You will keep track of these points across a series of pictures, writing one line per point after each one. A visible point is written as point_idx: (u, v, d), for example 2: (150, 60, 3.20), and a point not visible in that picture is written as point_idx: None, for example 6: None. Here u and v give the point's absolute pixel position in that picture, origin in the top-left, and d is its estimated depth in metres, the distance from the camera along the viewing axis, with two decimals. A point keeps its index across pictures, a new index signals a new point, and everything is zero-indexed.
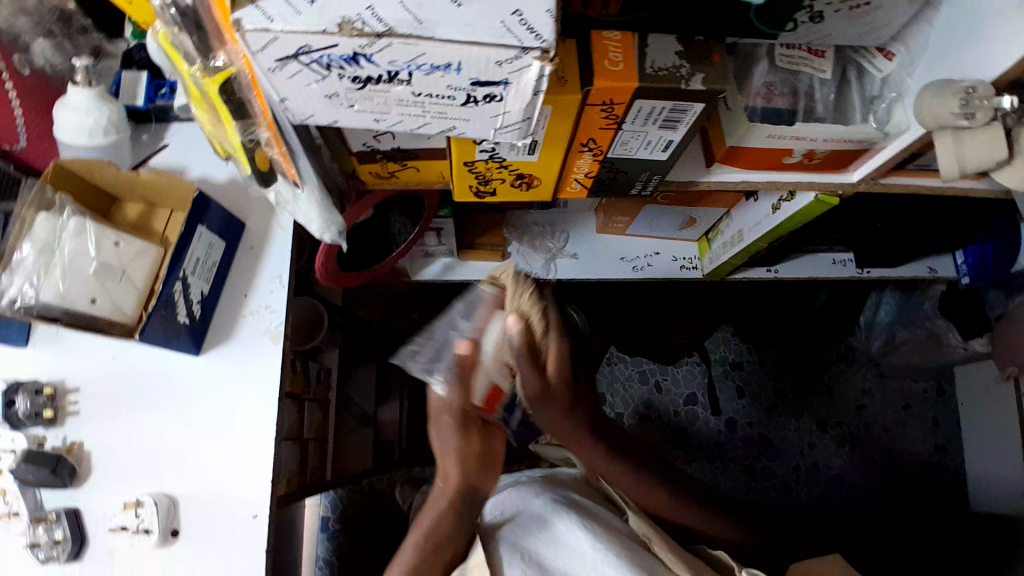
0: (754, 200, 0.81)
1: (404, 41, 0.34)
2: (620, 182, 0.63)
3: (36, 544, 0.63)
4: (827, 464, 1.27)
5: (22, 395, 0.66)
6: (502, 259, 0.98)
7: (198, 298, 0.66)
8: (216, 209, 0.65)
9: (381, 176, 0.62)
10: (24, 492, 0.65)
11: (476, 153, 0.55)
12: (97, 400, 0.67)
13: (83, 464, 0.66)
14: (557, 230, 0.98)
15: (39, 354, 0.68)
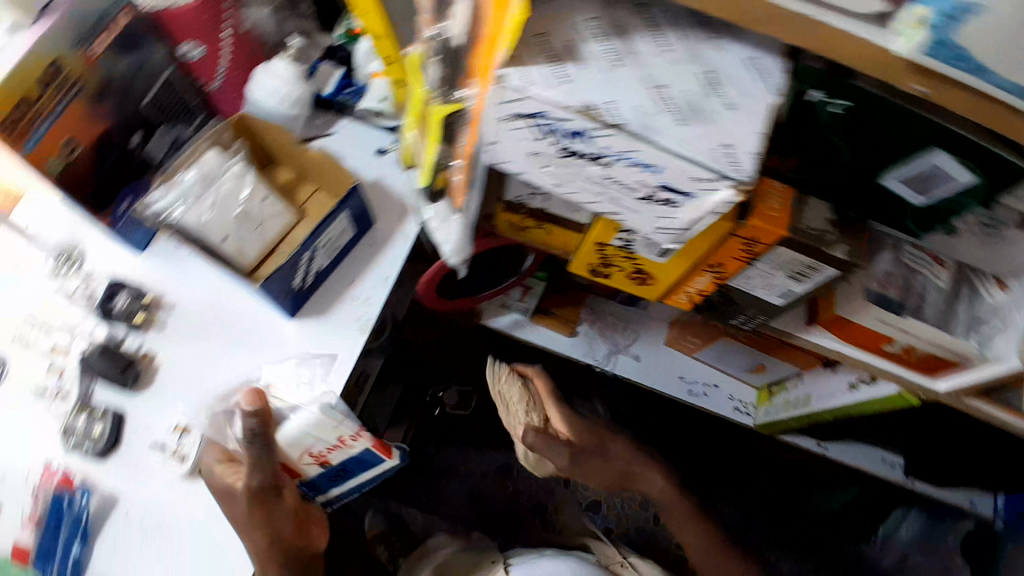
0: (832, 371, 0.84)
1: (628, 137, 0.40)
2: (725, 310, 0.67)
3: (72, 431, 0.66)
4: None
5: (125, 293, 0.70)
6: (568, 333, 0.98)
7: (314, 271, 0.71)
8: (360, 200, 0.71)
9: (513, 227, 0.67)
10: (82, 379, 0.68)
11: (613, 239, 0.59)
12: (184, 323, 0.71)
13: (146, 375, 0.69)
14: (629, 328, 0.99)
15: (151, 263, 0.73)
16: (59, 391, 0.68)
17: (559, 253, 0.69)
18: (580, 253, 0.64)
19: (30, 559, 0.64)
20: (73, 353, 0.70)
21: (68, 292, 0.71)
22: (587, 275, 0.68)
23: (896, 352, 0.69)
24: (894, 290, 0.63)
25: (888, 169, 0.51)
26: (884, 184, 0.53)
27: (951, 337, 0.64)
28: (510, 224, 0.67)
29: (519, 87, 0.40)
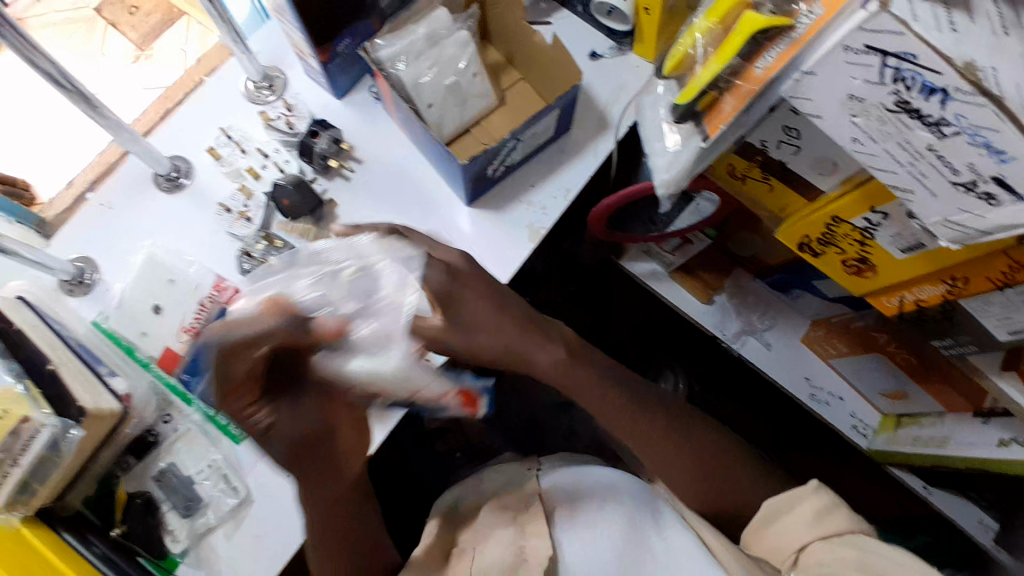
0: (981, 421, 0.72)
1: (999, 114, 0.35)
2: (939, 325, 0.62)
3: (248, 255, 0.68)
4: None
5: (325, 136, 0.70)
6: (703, 300, 0.92)
7: (507, 163, 0.68)
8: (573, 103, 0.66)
9: (733, 174, 0.63)
10: (268, 207, 0.70)
11: (857, 217, 0.53)
12: (370, 180, 0.71)
13: (326, 220, 0.70)
14: (767, 313, 0.92)
15: (348, 113, 0.73)
16: (242, 213, 0.70)
17: (769, 214, 0.64)
18: (801, 222, 0.59)
19: (177, 367, 0.66)
20: (264, 180, 0.71)
21: (269, 118, 0.72)
22: (792, 248, 0.63)
23: None
24: None
25: None
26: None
27: None
28: (730, 170, 0.63)
29: (903, 20, 0.35)
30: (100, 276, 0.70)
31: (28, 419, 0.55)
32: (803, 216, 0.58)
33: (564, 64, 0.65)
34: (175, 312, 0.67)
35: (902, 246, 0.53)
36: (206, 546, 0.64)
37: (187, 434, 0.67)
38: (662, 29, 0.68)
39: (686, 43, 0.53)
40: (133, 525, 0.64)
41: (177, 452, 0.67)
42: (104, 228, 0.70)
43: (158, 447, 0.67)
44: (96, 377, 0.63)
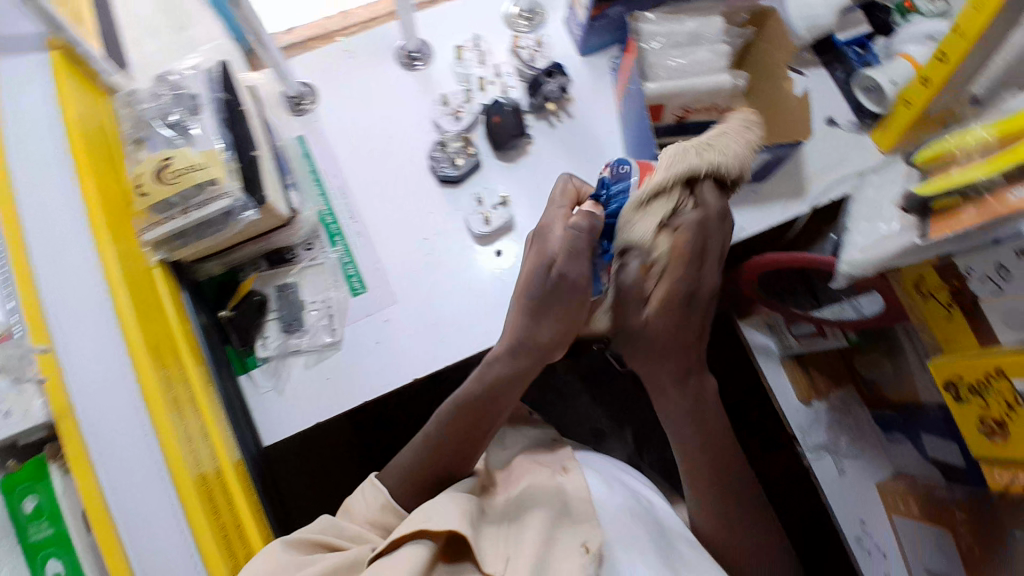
0: None
1: None
2: None
3: (442, 148, 0.74)
4: None
5: (555, 81, 0.74)
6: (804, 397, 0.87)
7: None
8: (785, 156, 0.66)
9: (914, 289, 0.63)
10: (479, 116, 0.75)
11: (1020, 382, 0.52)
12: (571, 137, 0.75)
13: (518, 151, 0.75)
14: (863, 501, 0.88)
15: (585, 74, 0.77)
16: (456, 111, 0.76)
17: (932, 343, 0.64)
18: (963, 361, 0.58)
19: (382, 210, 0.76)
20: (486, 93, 0.77)
21: (519, 42, 0.78)
22: (938, 383, 0.62)
23: None
24: None
25: None
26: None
27: None
28: (915, 283, 0.62)
29: None
30: (314, 106, 0.77)
31: (217, 184, 0.60)
32: (969, 357, 0.57)
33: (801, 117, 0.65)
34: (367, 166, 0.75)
35: (1000, 428, 0.56)
36: (285, 365, 0.69)
37: (318, 265, 0.72)
38: (912, 128, 0.66)
39: (954, 141, 0.52)
40: (240, 317, 0.69)
41: (303, 277, 0.72)
42: (336, 68, 0.78)
43: (291, 264, 0.72)
44: (281, 183, 0.67)
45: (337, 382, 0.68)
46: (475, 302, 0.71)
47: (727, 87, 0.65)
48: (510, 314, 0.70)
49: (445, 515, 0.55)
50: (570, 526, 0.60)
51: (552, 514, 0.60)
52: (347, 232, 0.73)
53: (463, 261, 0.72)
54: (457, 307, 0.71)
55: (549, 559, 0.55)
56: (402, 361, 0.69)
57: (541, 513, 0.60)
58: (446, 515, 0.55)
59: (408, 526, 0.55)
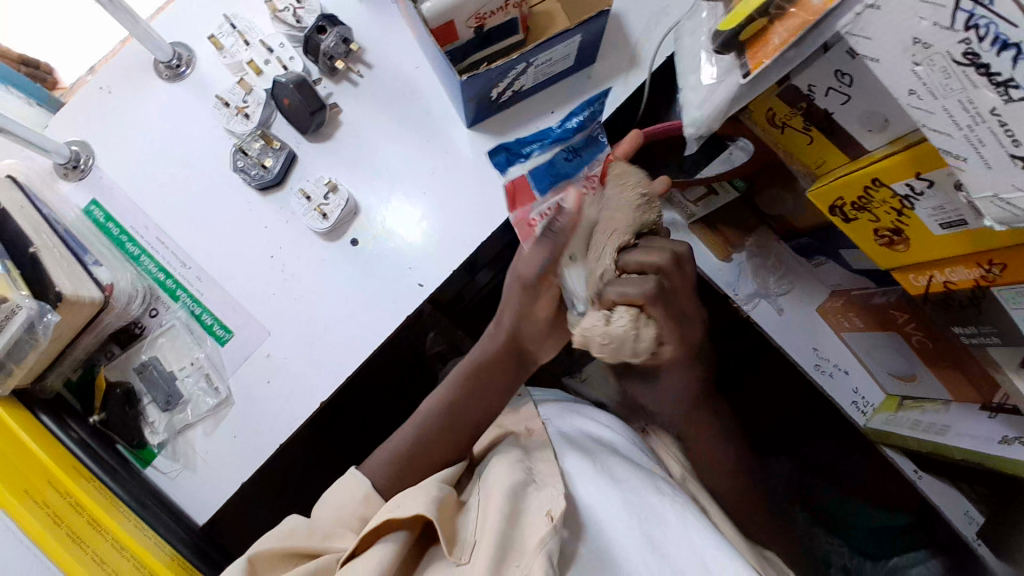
0: (989, 416, 0.73)
1: None
2: (954, 312, 0.58)
3: (245, 153, 0.65)
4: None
5: (333, 34, 0.65)
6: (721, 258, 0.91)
7: (515, 88, 0.63)
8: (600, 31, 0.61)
9: (770, 121, 0.57)
10: (268, 104, 0.66)
11: (897, 184, 0.48)
12: (378, 89, 0.66)
13: (329, 126, 0.66)
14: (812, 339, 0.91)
15: (365, 11, 0.67)
16: (241, 109, 0.66)
17: (804, 170, 0.59)
18: (838, 181, 0.53)
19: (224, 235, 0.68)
20: (265, 75, 0.67)
21: (276, 7, 0.66)
22: (824, 210, 0.57)
23: None
24: None
25: None
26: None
27: None
28: (770, 116, 0.57)
29: None
30: (95, 162, 0.68)
31: (5, 300, 0.53)
32: (841, 175, 0.53)
33: None
34: (179, 207, 0.67)
35: (894, 235, 0.53)
36: (182, 442, 0.64)
37: (170, 330, 0.66)
38: None
39: None
40: (110, 416, 0.64)
41: (159, 348, 0.66)
42: (100, 110, 0.68)
43: (141, 340, 0.66)
44: (80, 266, 0.60)
45: (243, 438, 0.63)
46: (345, 302, 0.63)
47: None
48: (388, 300, 0.63)
49: (415, 501, 0.52)
50: (536, 492, 0.53)
51: (517, 478, 0.54)
52: (186, 283, 0.66)
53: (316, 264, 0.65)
54: (331, 313, 0.63)
55: (515, 534, 0.49)
56: (301, 391, 0.63)
57: (502, 480, 0.54)
58: (415, 499, 0.52)
59: (377, 518, 0.52)
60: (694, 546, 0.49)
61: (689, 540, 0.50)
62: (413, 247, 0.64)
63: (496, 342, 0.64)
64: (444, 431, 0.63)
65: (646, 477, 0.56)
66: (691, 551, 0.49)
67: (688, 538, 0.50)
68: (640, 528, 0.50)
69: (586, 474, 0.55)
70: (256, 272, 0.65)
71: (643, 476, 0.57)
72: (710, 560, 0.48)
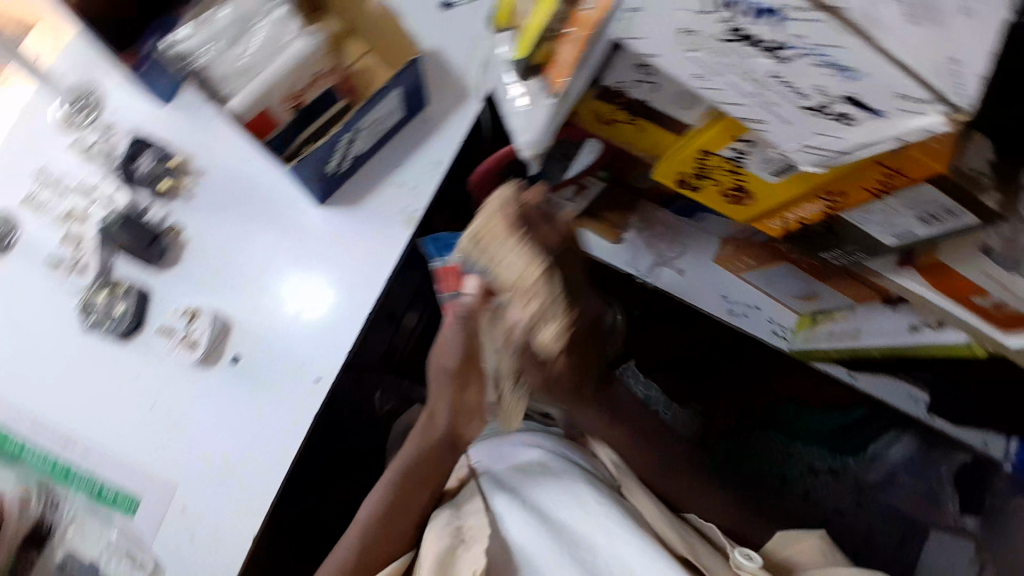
0: (891, 309, 0.79)
1: (839, 28, 0.30)
2: (818, 241, 0.60)
3: (90, 307, 0.61)
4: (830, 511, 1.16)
5: (147, 156, 0.61)
6: (614, 241, 0.93)
7: (353, 155, 0.61)
8: (417, 78, 0.60)
9: (599, 119, 0.58)
10: (101, 249, 0.62)
11: (723, 149, 0.51)
12: (213, 197, 0.63)
13: (173, 250, 0.62)
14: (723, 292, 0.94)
15: (175, 121, 0.64)
16: (76, 262, 0.62)
17: (644, 154, 0.61)
18: (674, 159, 0.56)
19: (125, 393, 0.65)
20: (89, 219, 0.63)
21: (85, 148, 0.63)
22: (672, 185, 0.61)
23: (982, 305, 0.63)
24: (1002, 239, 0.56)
25: None
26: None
27: None
28: (597, 115, 0.57)
29: None
30: None
31: None
32: (675, 152, 0.56)
33: None
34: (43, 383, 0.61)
35: (738, 189, 0.56)
36: None
37: (73, 519, 0.60)
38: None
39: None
40: None
41: (75, 538, 0.60)
42: None
43: (53, 536, 0.60)
44: None
45: None
46: (245, 425, 0.60)
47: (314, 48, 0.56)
48: (288, 408, 0.60)
49: None
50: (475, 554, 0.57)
51: (444, 546, 0.58)
52: (75, 462, 0.60)
53: (208, 395, 0.60)
54: (235, 441, 0.60)
55: None
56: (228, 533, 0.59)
57: None
58: None
59: None
60: (619, 556, 0.57)
61: (615, 551, 0.57)
62: (298, 345, 0.61)
63: (438, 428, 0.67)
64: (397, 516, 0.63)
65: (578, 497, 0.61)
66: (618, 562, 0.57)
67: (614, 551, 0.57)
68: (569, 553, 0.57)
69: (516, 516, 0.61)
70: (142, 425, 0.60)
71: (571, 496, 0.61)
72: (637, 568, 0.55)
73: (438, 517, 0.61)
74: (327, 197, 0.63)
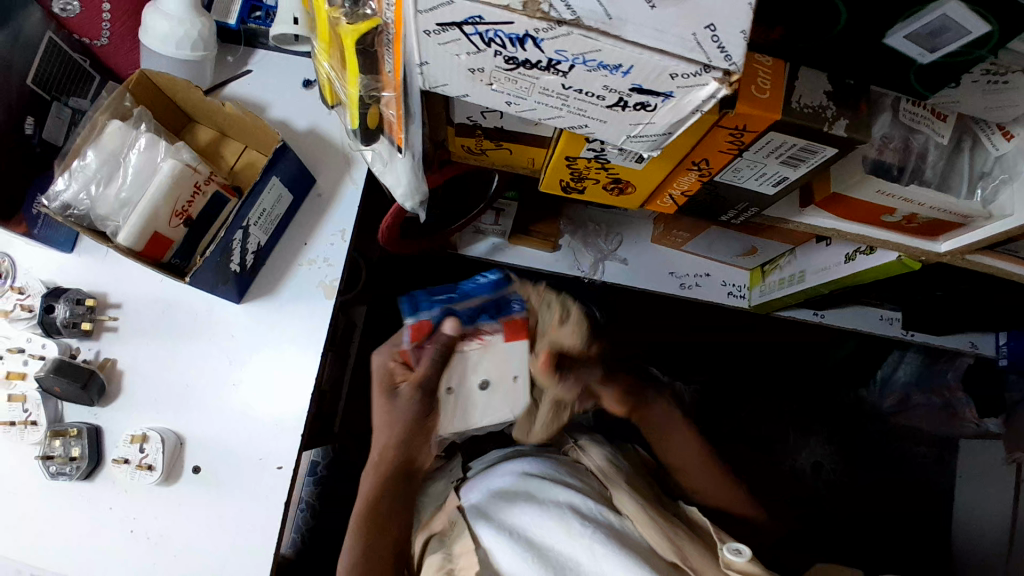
0: (826, 244, 0.80)
1: (586, 33, 0.31)
2: (714, 207, 0.61)
3: (49, 458, 0.62)
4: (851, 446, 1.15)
5: (63, 303, 0.63)
6: (552, 249, 0.94)
7: (253, 248, 0.64)
8: (293, 160, 0.63)
9: (470, 151, 0.60)
10: (46, 401, 0.63)
11: (583, 150, 0.52)
12: (138, 322, 0.65)
13: (113, 382, 0.64)
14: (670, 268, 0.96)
15: (86, 262, 0.66)
16: (26, 420, 0.63)
17: (526, 170, 0.62)
18: (549, 169, 0.57)
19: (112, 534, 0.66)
20: (30, 375, 0.64)
21: (4, 312, 0.64)
22: (560, 193, 0.61)
23: (897, 222, 0.64)
24: (893, 154, 0.57)
25: (893, 23, 0.44)
26: (888, 43, 0.46)
27: (963, 198, 0.58)
28: (467, 148, 0.60)
29: None
30: None
31: None
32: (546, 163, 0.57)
33: (263, 125, 0.65)
34: (21, 543, 0.62)
35: (617, 182, 0.56)
36: None
37: None
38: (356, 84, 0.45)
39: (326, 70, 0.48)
40: None
41: None
42: None
43: None
44: None
45: None
46: (224, 528, 0.61)
47: (181, 169, 0.59)
48: (257, 501, 0.62)
49: None
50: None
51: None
52: None
53: (178, 510, 0.62)
54: (215, 548, 0.61)
55: None
56: None
57: None
58: None
59: None
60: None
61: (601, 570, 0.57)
62: (254, 440, 0.63)
63: (392, 459, 0.71)
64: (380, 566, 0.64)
65: (558, 520, 0.61)
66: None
67: (599, 571, 0.57)
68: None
69: (503, 547, 0.61)
70: (124, 556, 0.61)
71: (551, 518, 0.61)
72: None
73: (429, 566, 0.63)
74: (245, 292, 0.66)
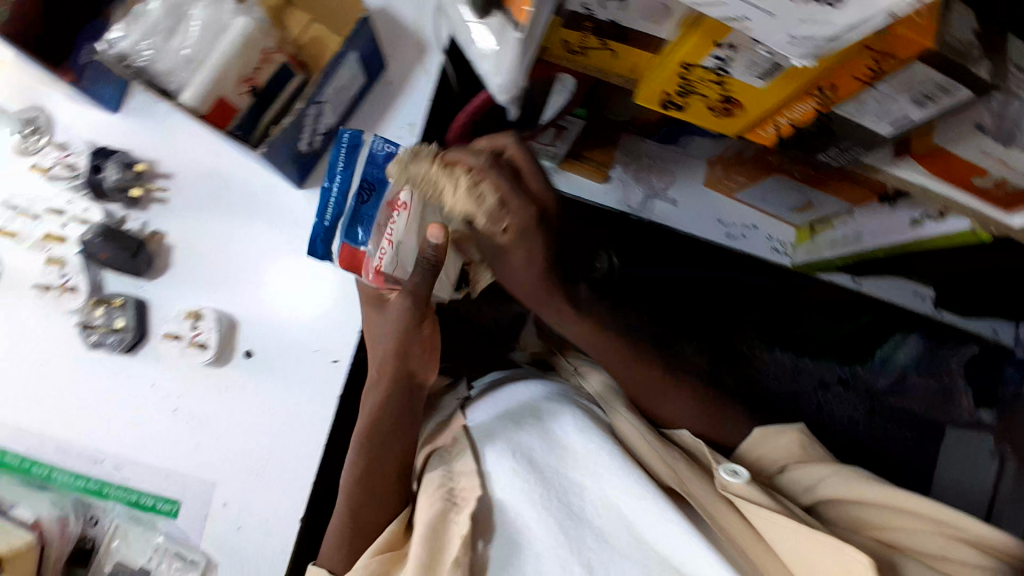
0: (888, 208, 0.78)
1: None
2: (815, 142, 0.59)
3: (91, 326, 0.60)
4: (836, 411, 1.21)
5: (112, 165, 0.60)
6: (602, 180, 0.89)
7: (323, 130, 0.61)
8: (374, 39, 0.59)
9: (570, 49, 0.56)
10: (88, 267, 0.61)
11: (706, 58, 0.49)
12: (189, 196, 0.62)
13: (160, 256, 0.61)
14: (720, 217, 0.90)
15: (133, 126, 0.63)
16: (65, 286, 0.61)
17: (622, 80, 0.59)
18: (655, 79, 0.54)
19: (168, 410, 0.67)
20: (71, 238, 0.62)
21: (45, 168, 0.62)
22: (658, 108, 0.58)
23: (985, 187, 0.62)
24: (991, 120, 0.54)
25: None
26: None
27: None
28: (567, 45, 0.56)
29: None
30: None
31: None
32: (655, 71, 0.53)
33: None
34: (55, 405, 0.61)
35: (728, 101, 0.54)
36: None
37: (118, 529, 0.63)
38: None
39: None
40: None
41: (118, 550, 0.63)
42: None
43: (99, 551, 0.63)
44: None
45: None
46: (265, 418, 0.60)
47: (253, 27, 0.55)
48: (305, 388, 0.60)
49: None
50: (459, 517, 0.56)
51: (436, 512, 0.56)
52: (108, 478, 0.61)
53: (222, 392, 0.60)
54: (257, 433, 0.60)
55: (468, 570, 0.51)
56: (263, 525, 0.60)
57: (422, 517, 0.57)
58: None
59: None
60: (611, 502, 0.57)
61: (605, 494, 0.57)
62: (302, 331, 0.61)
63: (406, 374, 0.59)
64: (385, 488, 0.59)
65: (570, 448, 0.60)
66: (608, 504, 0.57)
67: (602, 495, 0.57)
68: (558, 501, 0.56)
69: (505, 469, 0.59)
70: (165, 432, 0.60)
71: (559, 449, 0.60)
72: (625, 507, 0.56)
73: (429, 484, 0.59)
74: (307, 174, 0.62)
